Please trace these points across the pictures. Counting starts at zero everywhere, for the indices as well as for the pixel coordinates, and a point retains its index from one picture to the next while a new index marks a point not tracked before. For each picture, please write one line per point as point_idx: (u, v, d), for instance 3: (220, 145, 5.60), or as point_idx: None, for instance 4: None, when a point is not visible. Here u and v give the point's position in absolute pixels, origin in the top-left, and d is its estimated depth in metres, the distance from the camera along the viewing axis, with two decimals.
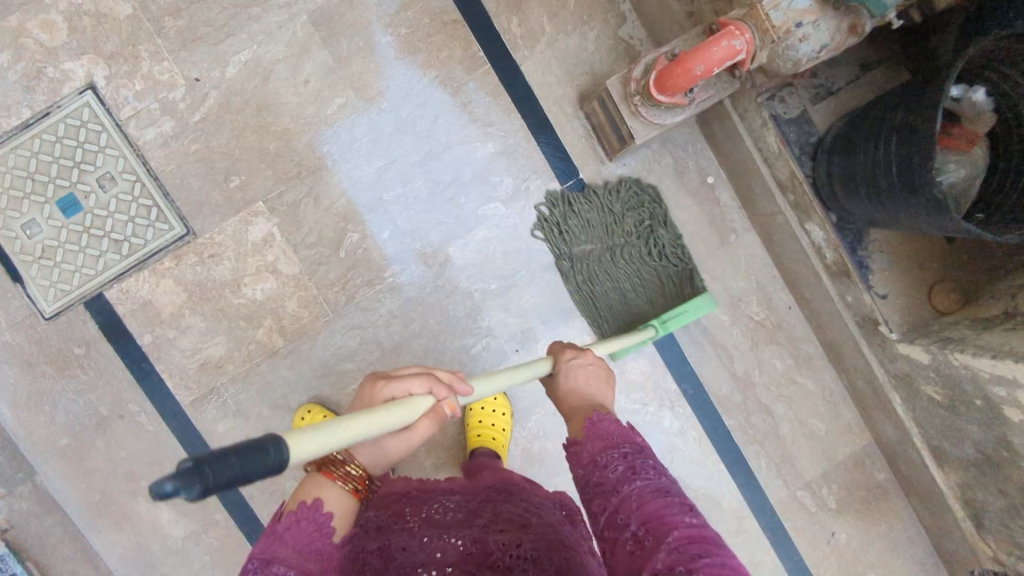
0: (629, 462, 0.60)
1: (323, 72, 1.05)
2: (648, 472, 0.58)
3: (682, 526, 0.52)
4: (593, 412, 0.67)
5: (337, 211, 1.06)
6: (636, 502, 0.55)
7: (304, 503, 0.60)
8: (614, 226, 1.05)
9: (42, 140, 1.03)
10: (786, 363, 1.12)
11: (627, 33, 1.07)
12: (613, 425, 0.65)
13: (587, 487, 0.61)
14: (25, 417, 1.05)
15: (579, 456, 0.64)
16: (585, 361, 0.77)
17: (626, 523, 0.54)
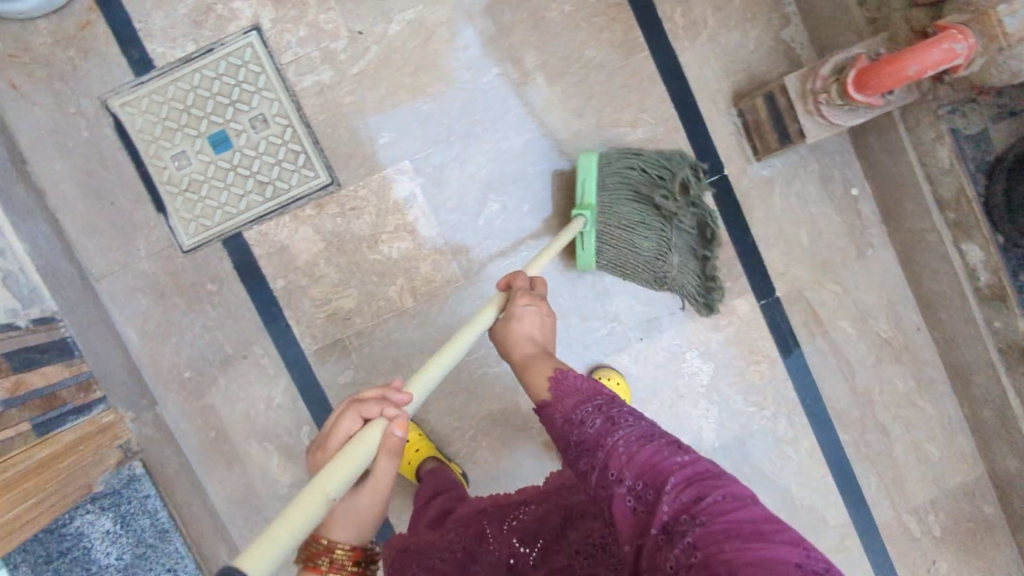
0: (606, 414, 0.59)
1: (484, 40, 1.05)
2: (628, 420, 0.58)
3: (678, 470, 0.52)
4: (554, 370, 0.67)
5: (481, 180, 1.07)
6: (624, 455, 0.54)
7: None
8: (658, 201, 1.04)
9: (202, 75, 1.03)
10: (907, 384, 1.12)
11: (789, 35, 1.06)
12: (579, 380, 0.64)
13: (570, 447, 0.60)
14: (151, 346, 1.06)
15: (553, 418, 0.63)
16: (530, 307, 0.76)
17: (620, 479, 0.53)
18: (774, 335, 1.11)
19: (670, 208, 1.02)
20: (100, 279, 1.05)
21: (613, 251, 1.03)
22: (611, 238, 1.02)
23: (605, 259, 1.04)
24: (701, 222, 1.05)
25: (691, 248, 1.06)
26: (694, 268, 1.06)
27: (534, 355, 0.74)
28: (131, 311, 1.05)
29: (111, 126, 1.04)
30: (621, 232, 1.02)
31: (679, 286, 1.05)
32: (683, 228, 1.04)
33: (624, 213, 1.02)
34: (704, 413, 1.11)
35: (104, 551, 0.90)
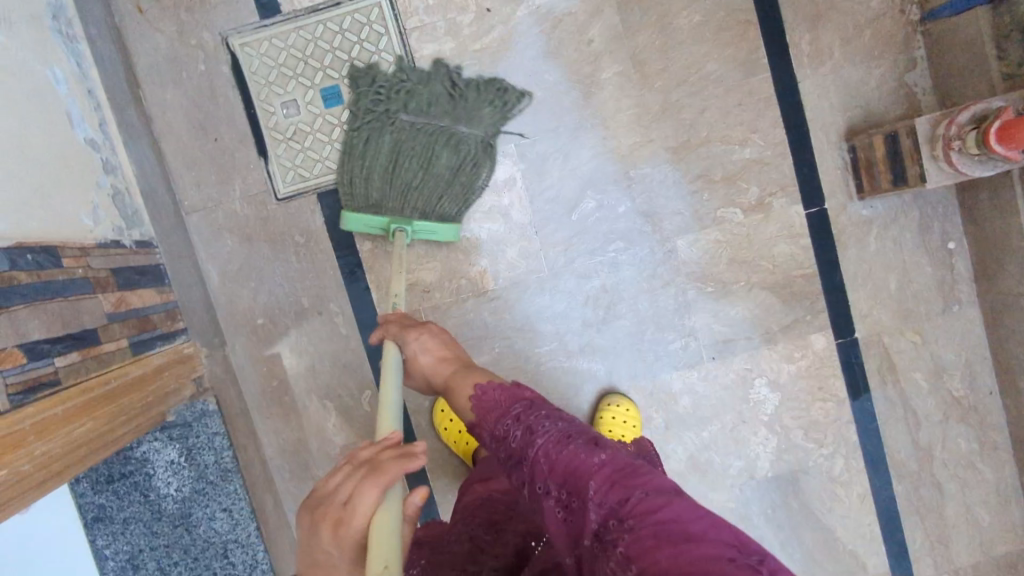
0: (524, 424, 0.64)
1: (610, 36, 1.05)
2: (544, 425, 0.62)
3: (596, 473, 0.55)
4: (475, 389, 0.72)
5: (581, 174, 1.06)
6: (546, 465, 0.58)
7: None
8: (397, 145, 0.98)
9: (325, 28, 1.03)
10: (970, 447, 1.10)
11: (912, 79, 1.05)
12: (493, 393, 0.69)
13: (505, 463, 0.64)
14: (230, 287, 1.05)
15: (486, 438, 0.68)
16: (420, 339, 0.84)
17: (547, 491, 0.58)
18: (847, 375, 1.09)
19: (397, 124, 0.98)
20: (191, 214, 1.05)
21: (454, 196, 1.01)
22: (428, 193, 0.99)
23: (454, 207, 1.01)
24: (432, 90, 0.99)
25: (467, 101, 1.00)
26: (495, 111, 1.02)
27: (455, 371, 0.81)
28: (216, 249, 1.05)
29: (228, 63, 1.03)
30: (426, 186, 0.98)
31: (492, 128, 1.02)
32: (411, 115, 0.98)
33: (404, 181, 0.97)
34: (763, 442, 1.10)
35: (164, 480, 0.91)
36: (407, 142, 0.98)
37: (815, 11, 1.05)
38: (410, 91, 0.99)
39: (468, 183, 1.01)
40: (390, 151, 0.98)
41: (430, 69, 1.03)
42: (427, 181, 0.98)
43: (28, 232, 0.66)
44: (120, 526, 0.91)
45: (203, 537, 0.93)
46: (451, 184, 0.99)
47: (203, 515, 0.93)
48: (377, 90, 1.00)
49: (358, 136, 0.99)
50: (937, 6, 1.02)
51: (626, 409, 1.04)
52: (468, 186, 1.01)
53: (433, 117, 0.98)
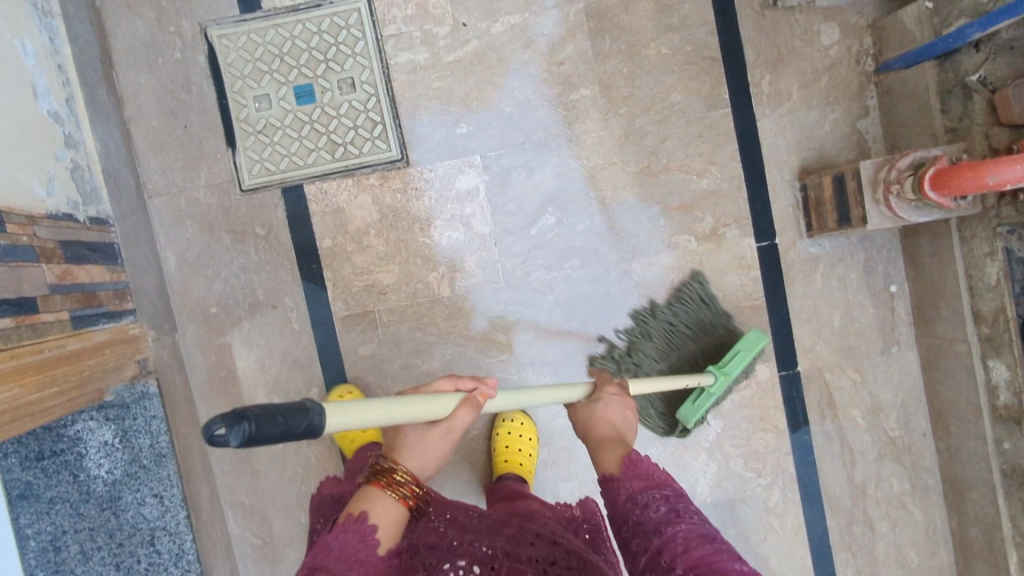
0: (671, 506, 0.64)
1: (581, 60, 1.08)
2: (692, 517, 0.62)
3: (730, 572, 0.55)
4: (627, 453, 0.70)
5: (544, 191, 1.09)
6: (681, 546, 0.59)
7: (353, 515, 0.63)
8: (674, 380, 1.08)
9: (304, 27, 1.05)
10: (902, 486, 1.13)
11: (864, 127, 1.10)
12: (654, 468, 0.68)
13: (628, 525, 0.64)
14: (186, 273, 1.06)
15: (618, 495, 0.67)
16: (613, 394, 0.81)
17: (670, 564, 0.58)
18: (788, 407, 1.12)
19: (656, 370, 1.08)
20: (153, 197, 1.05)
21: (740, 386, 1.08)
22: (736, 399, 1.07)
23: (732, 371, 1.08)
24: (652, 330, 1.09)
25: (686, 322, 1.09)
26: (705, 307, 1.09)
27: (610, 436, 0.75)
28: (176, 234, 1.06)
29: (204, 53, 1.05)
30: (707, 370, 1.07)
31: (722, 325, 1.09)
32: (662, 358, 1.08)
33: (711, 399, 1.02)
34: (703, 467, 1.12)
35: (96, 461, 0.87)
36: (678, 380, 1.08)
37: (776, 53, 1.10)
38: (642, 347, 1.09)
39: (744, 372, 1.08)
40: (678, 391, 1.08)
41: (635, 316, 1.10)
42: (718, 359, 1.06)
43: None
44: (45, 506, 0.85)
45: (130, 523, 0.90)
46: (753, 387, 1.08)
47: (132, 500, 0.90)
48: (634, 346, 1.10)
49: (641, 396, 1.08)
50: (889, 58, 1.07)
51: (520, 422, 1.06)
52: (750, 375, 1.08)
53: (676, 348, 1.09)
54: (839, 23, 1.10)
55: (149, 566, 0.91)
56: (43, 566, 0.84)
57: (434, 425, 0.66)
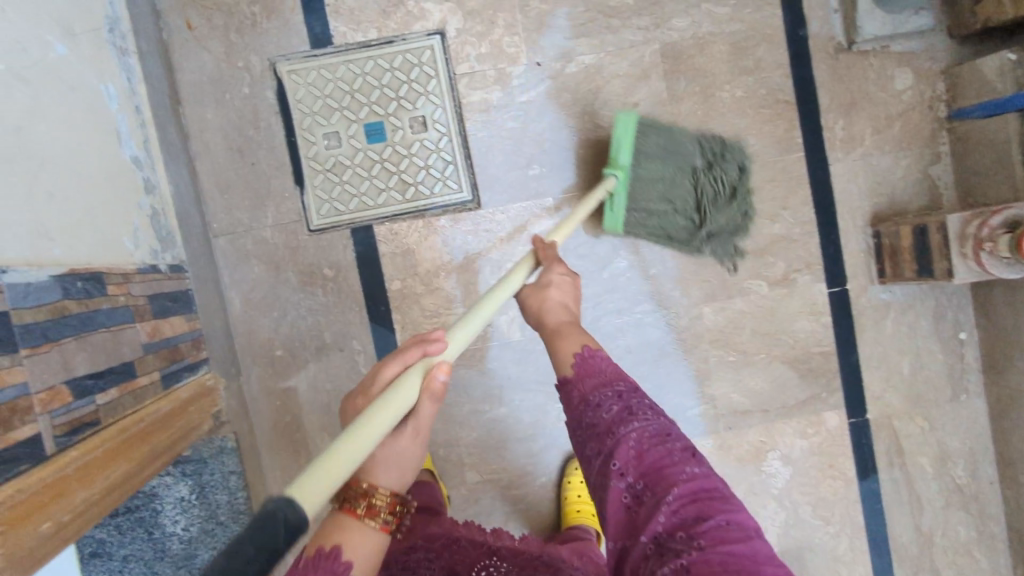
0: (624, 403, 0.61)
1: (655, 102, 1.06)
2: (645, 415, 0.60)
3: (681, 482, 0.54)
4: (582, 348, 0.68)
5: (616, 234, 1.07)
6: (633, 451, 0.57)
7: (323, 551, 0.49)
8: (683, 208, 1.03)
9: (376, 64, 1.02)
10: (969, 534, 1.12)
11: (936, 172, 1.10)
12: (607, 365, 0.65)
13: (582, 428, 0.62)
14: (252, 315, 1.03)
15: (571, 397, 0.65)
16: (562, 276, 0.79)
17: (623, 473, 0.56)
18: (857, 454, 1.11)
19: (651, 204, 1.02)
20: (218, 237, 1.02)
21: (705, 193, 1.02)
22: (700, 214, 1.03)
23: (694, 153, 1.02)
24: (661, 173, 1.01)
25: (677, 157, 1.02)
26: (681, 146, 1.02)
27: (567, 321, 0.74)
28: (241, 275, 1.03)
29: (273, 88, 1.02)
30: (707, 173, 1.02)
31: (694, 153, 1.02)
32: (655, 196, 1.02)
33: (656, 199, 1.02)
34: (771, 514, 1.11)
35: (172, 518, 0.86)
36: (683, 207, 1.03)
37: (849, 98, 1.08)
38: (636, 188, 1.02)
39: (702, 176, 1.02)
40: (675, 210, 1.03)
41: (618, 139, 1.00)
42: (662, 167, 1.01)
43: (77, 257, 0.63)
44: (118, 564, 0.83)
45: None
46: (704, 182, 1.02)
47: (209, 557, 0.88)
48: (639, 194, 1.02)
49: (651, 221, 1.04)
50: (965, 105, 1.06)
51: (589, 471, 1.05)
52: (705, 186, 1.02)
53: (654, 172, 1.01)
54: (913, 68, 1.08)
55: None
56: None
57: (400, 424, 0.54)
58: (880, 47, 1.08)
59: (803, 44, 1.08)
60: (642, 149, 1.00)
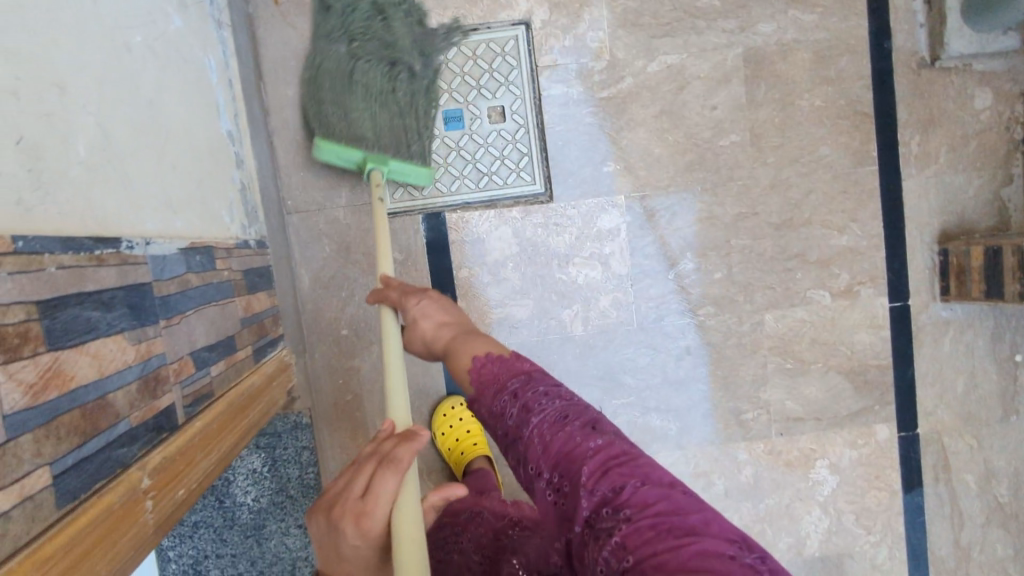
0: (519, 398, 0.59)
1: (733, 107, 1.06)
2: (540, 403, 0.57)
3: (590, 459, 0.51)
4: (469, 360, 0.65)
5: (683, 236, 1.07)
6: (540, 446, 0.54)
7: None
8: (399, 105, 0.95)
9: (459, 51, 1.02)
10: (1006, 551, 1.14)
11: (1007, 194, 1.10)
12: (494, 366, 0.63)
13: (500, 442, 0.60)
14: (320, 294, 1.04)
15: (481, 413, 0.62)
16: (419, 304, 0.76)
17: (539, 472, 0.54)
18: (904, 468, 1.12)
19: (404, 114, 0.96)
20: (292, 213, 1.03)
21: (371, 77, 0.93)
22: (383, 92, 0.94)
23: (335, 57, 0.93)
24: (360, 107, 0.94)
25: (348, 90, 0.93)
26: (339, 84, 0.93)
27: (454, 334, 0.73)
28: (311, 254, 1.03)
29: None
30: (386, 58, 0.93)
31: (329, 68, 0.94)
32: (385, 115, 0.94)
33: (399, 118, 0.96)
34: (815, 521, 1.12)
35: (243, 489, 0.86)
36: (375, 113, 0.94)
37: (928, 114, 1.08)
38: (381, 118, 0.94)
39: (358, 69, 0.93)
40: (382, 103, 0.94)
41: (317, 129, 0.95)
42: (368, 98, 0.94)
43: (193, 230, 0.63)
44: (189, 529, 0.85)
45: (272, 552, 0.87)
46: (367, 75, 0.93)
47: (277, 529, 0.87)
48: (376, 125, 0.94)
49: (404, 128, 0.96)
50: None
51: None
52: (363, 72, 0.93)
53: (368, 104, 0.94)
54: (993, 89, 1.08)
55: None
56: None
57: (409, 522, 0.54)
58: (963, 65, 1.07)
59: (887, 57, 1.07)
60: (354, 129, 0.93)
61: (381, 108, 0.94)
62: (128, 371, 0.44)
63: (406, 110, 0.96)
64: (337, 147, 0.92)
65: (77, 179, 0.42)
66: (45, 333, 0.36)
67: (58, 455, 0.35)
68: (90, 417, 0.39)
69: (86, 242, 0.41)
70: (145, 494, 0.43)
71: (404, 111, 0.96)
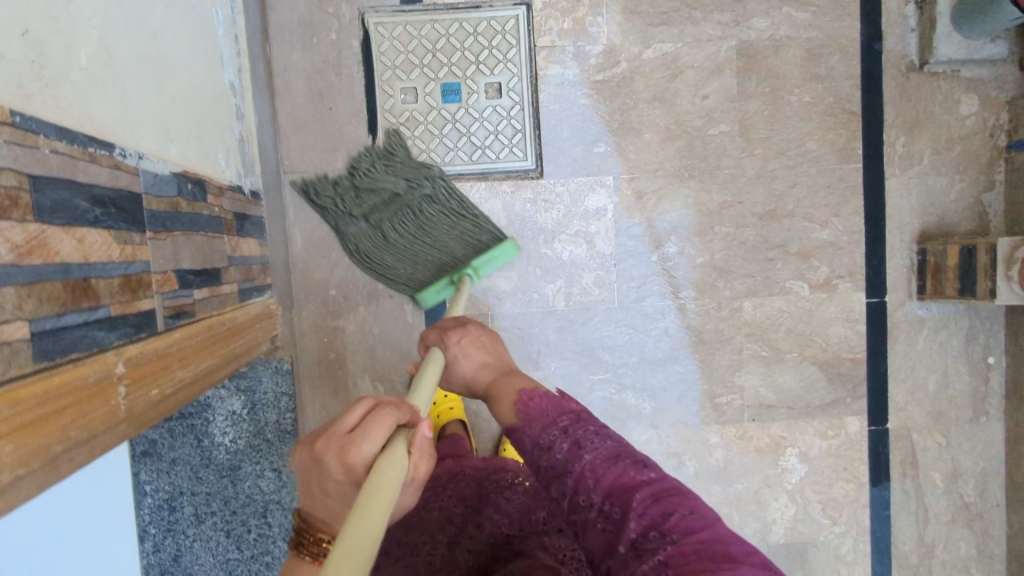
0: (571, 436, 0.59)
1: (724, 97, 1.09)
2: (594, 441, 0.58)
3: (641, 488, 0.54)
4: (519, 393, 0.66)
5: (669, 220, 1.10)
6: (591, 479, 0.56)
7: None
8: (429, 217, 1.00)
9: (461, 26, 1.05)
10: (968, 551, 1.16)
11: (988, 200, 1.12)
12: (545, 403, 0.64)
13: (542, 474, 0.60)
14: (311, 254, 1.07)
15: (524, 444, 0.63)
16: (460, 342, 0.76)
17: (589, 502, 0.55)
18: (871, 461, 1.14)
19: (433, 210, 1.00)
20: (288, 173, 1.06)
21: (394, 221, 1.00)
22: (410, 219, 1.00)
23: (363, 239, 1.02)
24: (410, 243, 1.00)
25: (393, 241, 1.01)
26: (382, 242, 1.01)
27: (497, 377, 0.73)
28: (306, 214, 1.07)
29: (359, 37, 1.05)
30: (396, 205, 1.00)
31: (367, 246, 1.02)
32: (427, 232, 1.00)
33: (439, 224, 1.00)
34: (781, 508, 1.14)
35: (221, 429, 0.89)
36: (422, 236, 0.99)
37: (914, 116, 1.11)
38: (429, 237, 1.00)
39: (382, 224, 1.00)
40: (419, 224, 1.00)
41: (400, 283, 1.03)
42: (417, 241, 1.00)
43: (187, 161, 0.66)
44: (166, 465, 0.88)
45: (246, 493, 0.90)
46: (393, 220, 1.00)
47: (252, 471, 0.90)
48: (432, 245, 0.99)
49: (450, 229, 1.00)
50: None
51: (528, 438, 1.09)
52: (388, 222, 1.00)
53: (414, 237, 1.00)
54: (980, 95, 1.10)
55: (258, 536, 0.92)
56: (157, 523, 0.89)
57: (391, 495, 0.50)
58: (952, 71, 1.10)
59: (876, 59, 1.10)
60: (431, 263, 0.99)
61: (422, 232, 1.00)
62: (112, 266, 0.48)
63: (438, 211, 1.00)
64: (433, 287, 0.97)
65: (78, 82, 0.46)
66: (35, 205, 0.40)
67: (38, 315, 0.39)
68: (72, 293, 0.42)
69: (80, 136, 0.45)
70: (119, 380, 0.46)
71: (438, 213, 1.00)
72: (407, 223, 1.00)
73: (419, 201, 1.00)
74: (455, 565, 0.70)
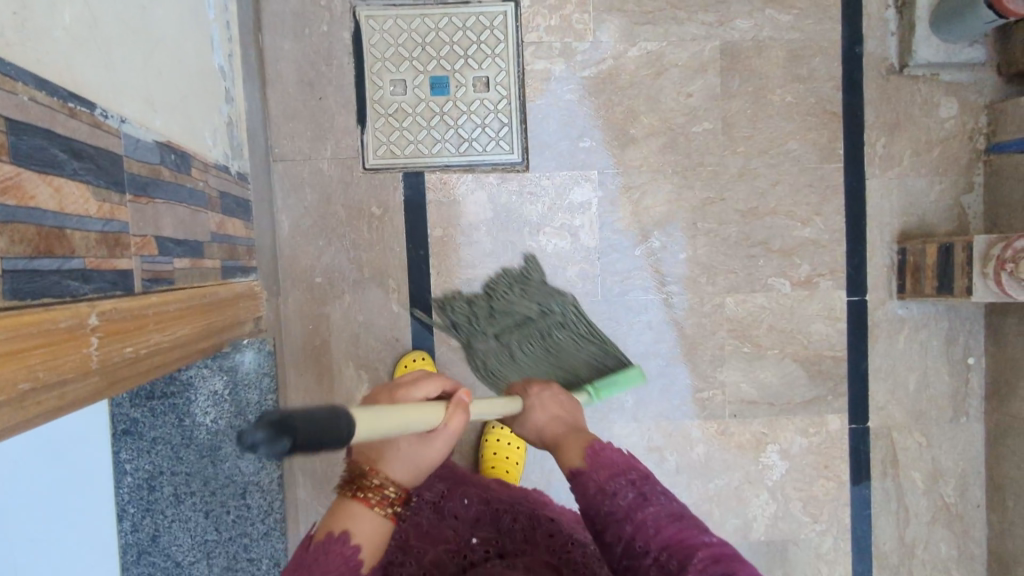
0: (637, 489, 0.60)
1: (708, 96, 1.11)
2: (659, 497, 0.59)
3: (702, 547, 0.54)
4: (591, 443, 0.65)
5: (653, 215, 1.11)
6: (653, 530, 0.56)
7: (332, 534, 0.56)
8: (555, 339, 1.02)
9: (450, 21, 1.07)
10: (949, 552, 1.16)
11: (967, 201, 1.14)
12: (616, 454, 0.63)
13: (597, 518, 0.60)
14: (298, 241, 1.08)
15: (584, 488, 0.62)
16: (540, 394, 0.73)
17: (646, 550, 0.55)
18: (852, 459, 1.15)
19: (559, 336, 1.02)
20: (278, 161, 1.08)
21: (519, 339, 1.03)
22: (536, 340, 1.02)
23: (489, 357, 1.05)
24: (534, 365, 1.00)
25: (517, 360, 1.02)
26: (508, 360, 1.03)
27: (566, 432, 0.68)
28: (294, 202, 1.08)
29: (350, 30, 1.07)
30: (527, 329, 1.03)
31: (493, 365, 1.05)
32: (550, 353, 1.00)
33: (564, 346, 1.01)
34: (762, 505, 1.14)
35: (202, 408, 0.89)
36: (546, 357, 1.00)
37: (894, 118, 1.13)
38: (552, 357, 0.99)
39: (509, 342, 1.04)
40: (543, 345, 1.01)
41: None
42: (542, 361, 1.00)
43: (172, 132, 0.67)
44: (147, 444, 0.89)
45: (225, 474, 0.90)
46: (521, 341, 1.03)
47: (232, 452, 0.91)
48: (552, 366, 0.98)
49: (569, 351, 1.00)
50: (1004, 140, 1.10)
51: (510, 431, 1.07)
52: (522, 345, 1.03)
53: (537, 356, 1.00)
54: (959, 99, 1.13)
55: (236, 518, 0.91)
56: (135, 502, 0.89)
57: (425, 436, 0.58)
58: (931, 74, 1.12)
59: (857, 61, 1.12)
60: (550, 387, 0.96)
61: (547, 352, 1.00)
62: (89, 220, 0.49)
63: (564, 335, 1.03)
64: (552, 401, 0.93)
65: (61, 39, 0.47)
66: (10, 147, 0.41)
67: (9, 254, 0.40)
68: (46, 238, 0.43)
69: (60, 90, 0.46)
70: (92, 331, 0.47)
71: (563, 336, 1.02)
72: (531, 341, 1.02)
73: (541, 321, 1.04)
74: (442, 537, 0.68)
